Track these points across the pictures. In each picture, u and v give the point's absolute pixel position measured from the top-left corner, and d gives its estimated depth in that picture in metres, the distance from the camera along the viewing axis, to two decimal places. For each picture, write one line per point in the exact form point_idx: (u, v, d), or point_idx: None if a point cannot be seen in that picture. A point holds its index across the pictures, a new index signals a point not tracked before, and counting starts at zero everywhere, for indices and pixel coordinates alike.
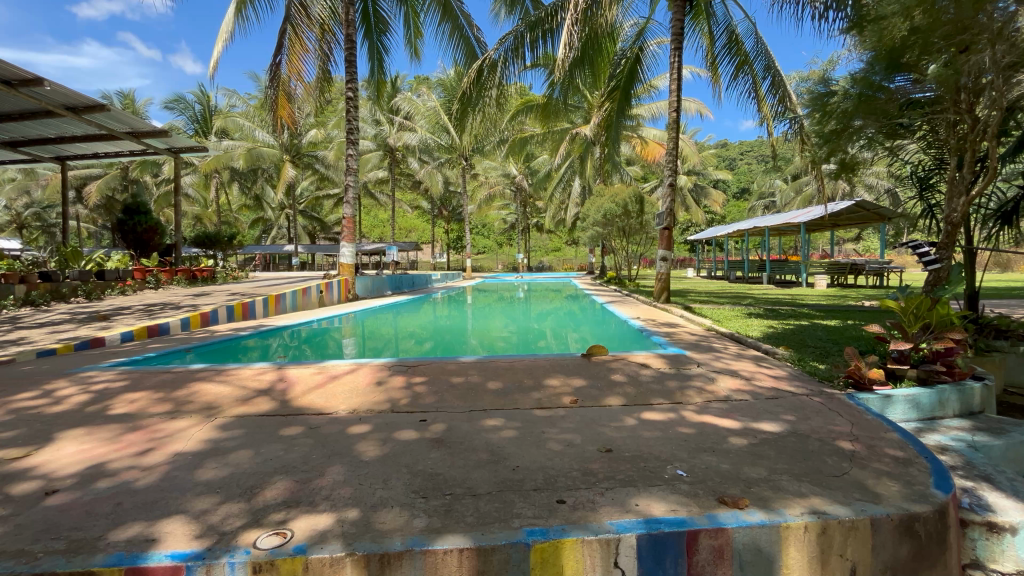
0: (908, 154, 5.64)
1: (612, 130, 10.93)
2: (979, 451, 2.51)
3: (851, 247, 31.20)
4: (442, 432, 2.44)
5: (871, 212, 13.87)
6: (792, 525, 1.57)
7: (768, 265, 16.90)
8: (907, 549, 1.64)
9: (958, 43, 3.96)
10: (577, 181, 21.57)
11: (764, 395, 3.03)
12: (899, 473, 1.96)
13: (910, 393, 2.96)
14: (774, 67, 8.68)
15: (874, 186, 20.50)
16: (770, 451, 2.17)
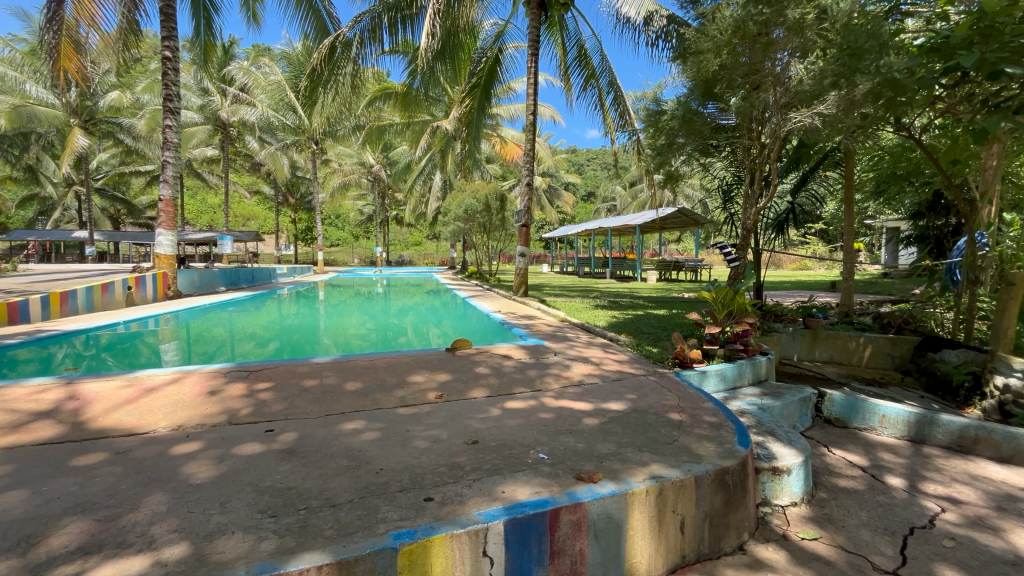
0: (715, 171, 6.80)
1: (472, 127, 11.09)
2: (765, 411, 3.14)
3: (673, 247, 36.56)
4: (294, 442, 2.20)
5: (689, 218, 16.40)
6: (636, 492, 1.76)
7: (610, 262, 18.90)
8: (720, 498, 1.97)
9: (751, 82, 4.87)
10: (438, 175, 21.43)
11: (611, 378, 3.37)
12: (714, 435, 2.34)
13: (719, 368, 3.57)
14: (616, 84, 9.69)
15: (690, 195, 24.25)
16: (617, 427, 2.42)
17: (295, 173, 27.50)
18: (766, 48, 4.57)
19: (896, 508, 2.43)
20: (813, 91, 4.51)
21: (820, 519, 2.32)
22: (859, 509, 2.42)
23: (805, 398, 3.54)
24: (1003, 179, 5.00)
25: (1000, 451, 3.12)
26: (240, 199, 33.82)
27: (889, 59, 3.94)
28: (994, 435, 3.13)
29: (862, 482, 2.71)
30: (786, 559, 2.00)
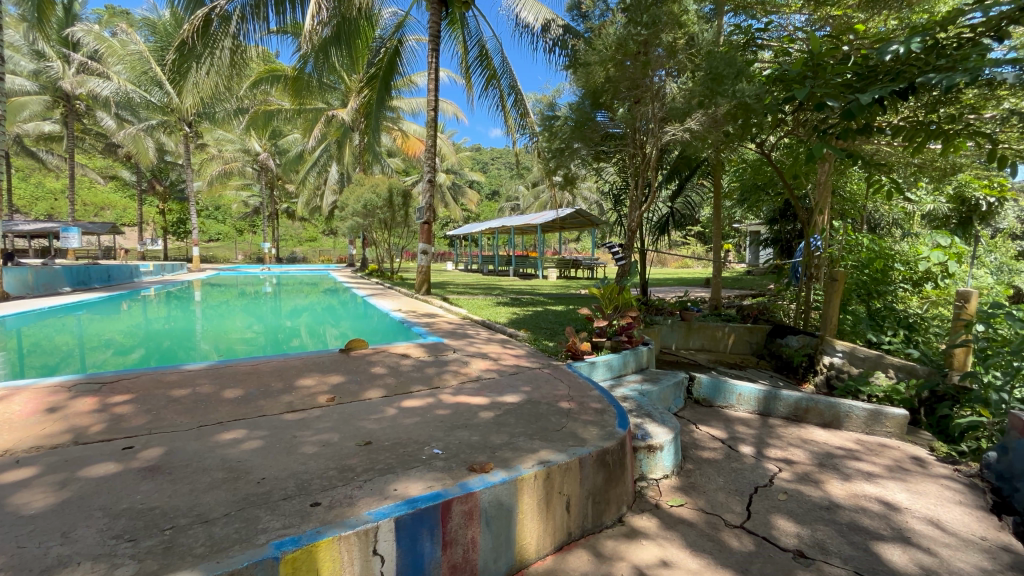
0: (607, 175, 7.29)
1: (371, 119, 10.70)
2: (644, 395, 3.47)
3: (573, 246, 38.42)
4: (158, 458, 1.98)
5: (585, 219, 17.33)
6: (525, 477, 1.87)
7: (513, 260, 19.40)
8: (601, 476, 2.16)
9: (634, 96, 5.30)
10: (334, 167, 20.27)
11: (508, 372, 3.49)
12: (597, 420, 2.54)
13: (606, 358, 3.87)
14: (516, 86, 9.97)
15: (588, 197, 25.64)
16: (510, 419, 2.52)
17: (163, 158, 24.27)
18: (646, 66, 5.00)
19: (745, 472, 2.84)
20: (684, 109, 4.91)
21: (686, 487, 2.63)
22: (717, 475, 2.79)
23: (678, 381, 3.97)
24: (831, 193, 6.00)
25: (823, 418, 3.79)
26: (91, 185, 29.03)
27: (742, 85, 4.59)
28: (819, 404, 3.80)
29: (720, 453, 3.12)
30: (657, 525, 2.25)
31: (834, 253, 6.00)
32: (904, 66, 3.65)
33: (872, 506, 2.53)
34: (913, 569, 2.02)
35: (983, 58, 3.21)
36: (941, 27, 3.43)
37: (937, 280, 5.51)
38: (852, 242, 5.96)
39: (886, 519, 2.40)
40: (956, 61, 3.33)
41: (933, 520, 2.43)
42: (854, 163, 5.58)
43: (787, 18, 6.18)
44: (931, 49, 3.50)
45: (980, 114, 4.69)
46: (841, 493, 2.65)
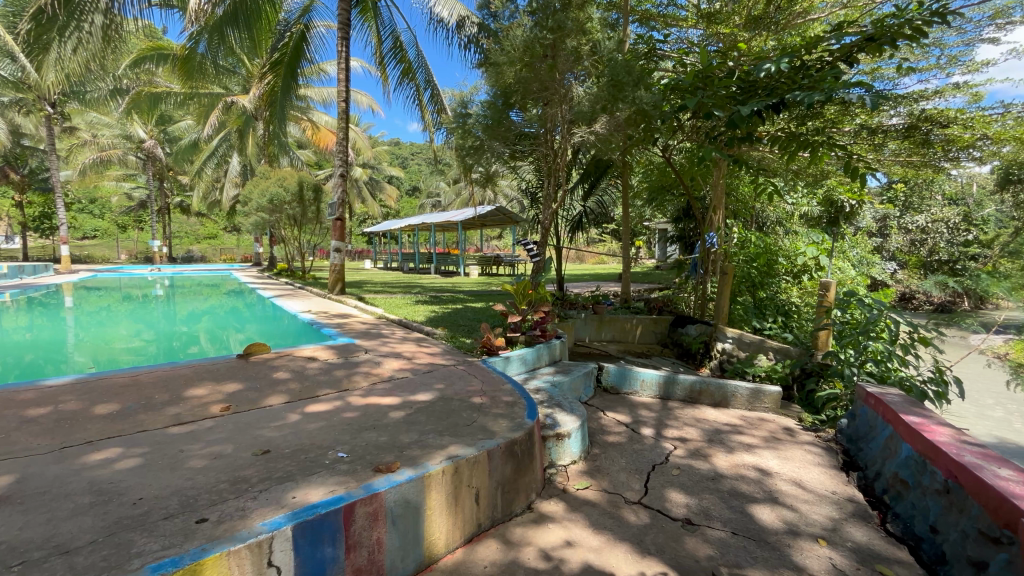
0: (523, 174, 7.43)
1: (276, 107, 10.01)
2: (555, 387, 3.62)
3: (496, 243, 38.73)
4: (7, 487, 1.73)
5: (506, 217, 17.53)
6: (433, 473, 1.88)
7: (434, 257, 19.18)
8: (509, 467, 2.23)
9: (543, 98, 5.47)
10: (236, 158, 18.70)
11: (421, 370, 3.47)
12: (508, 412, 2.61)
13: (520, 353, 3.97)
14: (433, 81, 9.84)
15: (509, 195, 25.93)
16: (421, 417, 2.52)
17: (19, 142, 20.86)
18: (553, 69, 5.19)
19: (645, 452, 3.07)
20: (589, 112, 5.16)
21: (592, 471, 2.80)
22: (620, 457, 2.99)
23: (588, 371, 4.18)
24: (725, 194, 6.58)
25: (714, 398, 4.20)
26: None
27: (641, 92, 4.99)
28: (710, 386, 4.20)
29: (624, 436, 3.35)
30: (563, 509, 2.37)
31: (728, 249, 6.36)
32: (776, 83, 4.10)
33: (749, 473, 2.86)
34: (778, 524, 2.32)
35: (837, 80, 3.71)
36: (805, 50, 3.92)
37: (814, 272, 6.17)
38: (744, 239, 6.44)
39: (760, 484, 2.73)
40: (816, 81, 3.83)
41: (796, 480, 2.80)
42: (742, 168, 6.16)
43: (683, 32, 6.71)
44: (797, 69, 3.96)
45: (838, 127, 5.39)
46: (725, 465, 2.96)
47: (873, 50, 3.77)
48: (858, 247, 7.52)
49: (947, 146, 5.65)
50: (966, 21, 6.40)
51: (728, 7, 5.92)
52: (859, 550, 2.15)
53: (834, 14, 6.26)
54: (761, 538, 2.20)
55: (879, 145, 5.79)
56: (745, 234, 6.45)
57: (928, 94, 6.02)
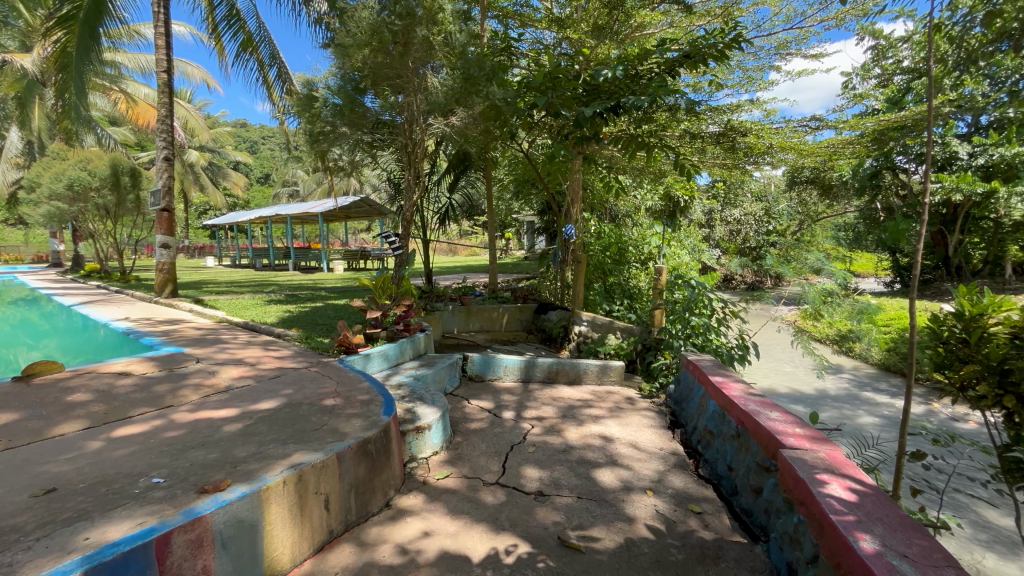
0: (383, 162, 7.14)
1: (72, 73, 8.20)
2: (418, 380, 3.59)
3: (364, 237, 36.83)
4: None
5: (372, 208, 16.71)
6: (270, 486, 1.73)
7: (292, 253, 17.58)
8: (362, 467, 2.16)
9: (395, 86, 5.33)
10: (16, 132, 14.91)
11: (267, 377, 3.16)
12: (362, 411, 2.52)
13: (381, 349, 3.85)
14: (279, 58, 8.94)
15: (377, 186, 24.78)
16: (263, 427, 2.30)
17: None
18: (404, 56, 5.05)
19: (504, 434, 3.22)
20: (444, 104, 5.19)
21: (453, 459, 2.85)
22: (480, 443, 3.08)
23: (452, 362, 4.22)
24: (581, 189, 7.06)
25: (569, 376, 4.55)
26: None
27: (493, 88, 5.16)
28: (565, 366, 4.54)
29: (486, 422, 3.46)
30: (422, 501, 2.38)
31: (585, 240, 6.96)
32: (615, 87, 4.51)
33: (595, 441, 3.17)
34: (616, 483, 2.62)
35: (661, 89, 4.21)
36: (638, 62, 4.39)
37: (657, 259, 6.86)
38: (600, 231, 7.03)
39: (603, 450, 3.04)
40: (645, 89, 4.31)
41: (633, 443, 3.18)
42: (595, 165, 6.66)
43: (539, 32, 7.05)
44: (631, 75, 4.40)
45: (668, 131, 6.14)
46: (575, 437, 3.24)
47: (690, 66, 4.37)
48: (691, 237, 8.67)
49: (748, 152, 6.82)
50: (760, 49, 7.79)
51: (577, 14, 6.34)
52: (677, 494, 2.53)
53: (664, 31, 7.10)
54: (601, 498, 2.46)
55: (700, 148, 6.73)
56: (600, 225, 7.07)
57: (734, 108, 7.21)
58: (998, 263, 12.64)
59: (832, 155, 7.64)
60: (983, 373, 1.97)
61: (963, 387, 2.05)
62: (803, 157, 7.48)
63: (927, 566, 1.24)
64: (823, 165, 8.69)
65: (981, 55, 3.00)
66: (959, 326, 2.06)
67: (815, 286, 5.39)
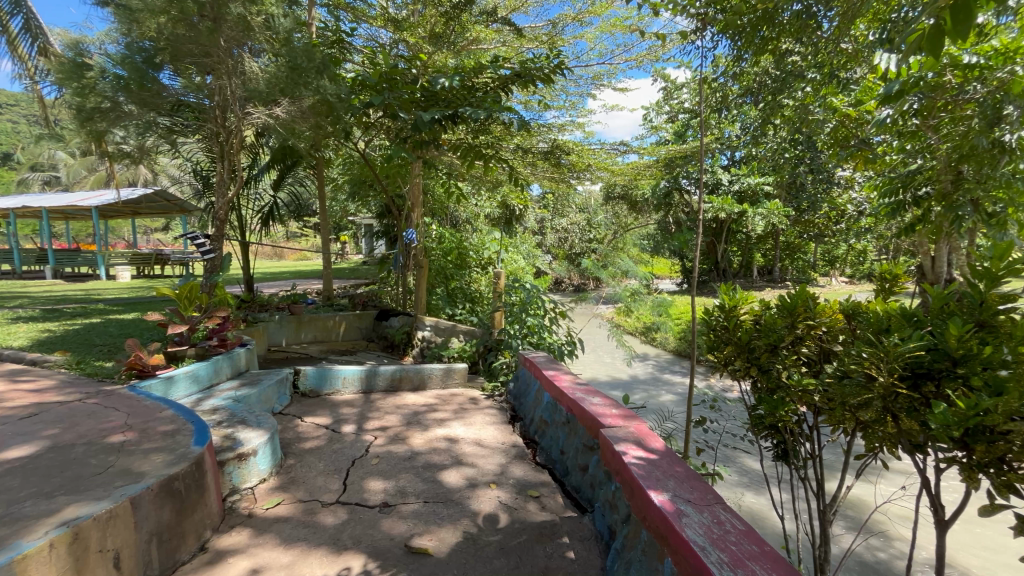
0: (186, 151, 6.08)
1: None
2: (240, 402, 3.16)
3: (161, 238, 30.85)
4: None
5: (172, 204, 14.11)
6: (30, 554, 1.36)
7: (52, 256, 13.79)
8: (168, 510, 1.82)
9: (203, 66, 4.62)
10: None
11: (14, 417, 2.43)
12: (166, 443, 2.12)
13: (189, 370, 3.28)
14: (25, 5, 6.95)
15: (178, 178, 20.97)
16: (13, 481, 1.78)
17: None
18: (213, 31, 4.37)
19: (344, 450, 3.04)
20: (266, 93, 4.66)
21: (286, 484, 2.59)
22: (317, 462, 2.86)
23: (281, 378, 3.82)
24: (421, 194, 7.05)
25: (413, 382, 4.50)
26: None
27: (324, 82, 4.84)
28: (408, 373, 4.48)
29: (323, 439, 3.22)
30: (247, 537, 2.11)
31: (427, 244, 7.03)
32: (453, 96, 4.61)
33: (440, 444, 3.20)
34: (461, 482, 2.69)
35: (496, 104, 4.46)
36: (473, 75, 4.57)
37: (496, 264, 7.20)
38: (441, 235, 7.16)
39: (449, 451, 3.09)
40: (481, 101, 4.49)
41: (477, 441, 3.30)
42: (435, 170, 6.68)
43: (374, 29, 6.84)
44: (468, 86, 4.57)
45: (504, 144, 6.50)
46: (420, 443, 3.22)
47: (521, 85, 4.72)
48: (527, 242, 9.31)
49: (572, 168, 7.62)
50: (579, 77, 8.77)
51: (414, 18, 6.31)
52: (517, 483, 2.71)
53: (497, 48, 7.50)
54: (447, 499, 2.50)
55: (531, 162, 7.28)
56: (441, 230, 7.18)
57: (559, 127, 7.98)
58: (748, 267, 16.43)
59: (636, 176, 8.97)
60: (738, 351, 2.54)
61: (726, 363, 2.63)
62: (614, 176, 8.64)
63: (703, 506, 1.56)
64: (631, 183, 10.17)
65: (731, 102, 3.86)
66: (723, 316, 2.66)
67: (625, 286, 6.28)
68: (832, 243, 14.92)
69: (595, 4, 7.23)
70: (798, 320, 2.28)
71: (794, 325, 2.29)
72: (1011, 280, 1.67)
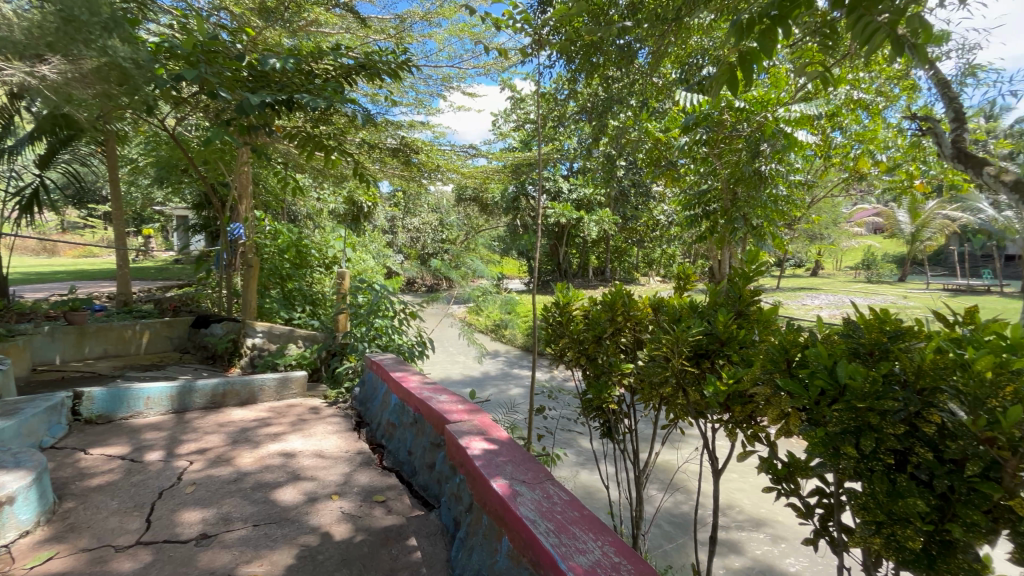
0: None
1: None
2: None
3: None
4: None
5: None
6: None
7: None
8: None
9: None
10: None
11: None
12: None
13: None
14: None
15: None
16: None
17: None
18: None
19: (149, 482, 2.57)
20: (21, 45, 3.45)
21: (62, 532, 2.09)
22: (109, 500, 2.37)
23: (53, 404, 3.06)
24: (249, 184, 6.26)
25: (240, 397, 4.00)
26: None
27: (116, 43, 3.81)
28: (234, 386, 3.97)
29: (118, 472, 2.68)
30: None
31: (258, 241, 6.29)
32: (288, 80, 4.21)
33: (274, 461, 2.91)
34: (298, 498, 2.49)
35: (337, 94, 4.20)
36: (311, 59, 4.25)
37: (341, 263, 6.83)
38: (276, 231, 6.48)
39: (284, 467, 2.83)
40: (320, 89, 4.19)
41: (318, 452, 3.08)
42: (268, 159, 6.01)
43: None
44: (305, 71, 4.23)
45: (348, 137, 6.14)
46: (250, 462, 2.88)
47: (366, 77, 4.53)
48: (376, 241, 8.95)
49: (423, 167, 7.56)
50: (428, 77, 8.74)
51: None
52: (362, 490, 2.61)
53: (339, 34, 7.06)
54: (281, 518, 2.29)
55: (379, 158, 7.01)
56: (276, 225, 6.50)
57: (407, 126, 7.84)
58: (585, 268, 18.25)
59: (484, 180, 9.27)
60: (571, 343, 2.84)
61: (560, 353, 2.91)
62: (464, 178, 8.82)
63: (536, 484, 1.72)
64: (481, 187, 10.50)
65: (567, 119, 4.26)
66: (558, 311, 2.94)
67: (475, 286, 6.47)
68: (650, 248, 17.42)
69: (443, 7, 7.27)
70: (617, 314, 2.65)
71: (614, 318, 2.65)
72: (758, 279, 2.19)
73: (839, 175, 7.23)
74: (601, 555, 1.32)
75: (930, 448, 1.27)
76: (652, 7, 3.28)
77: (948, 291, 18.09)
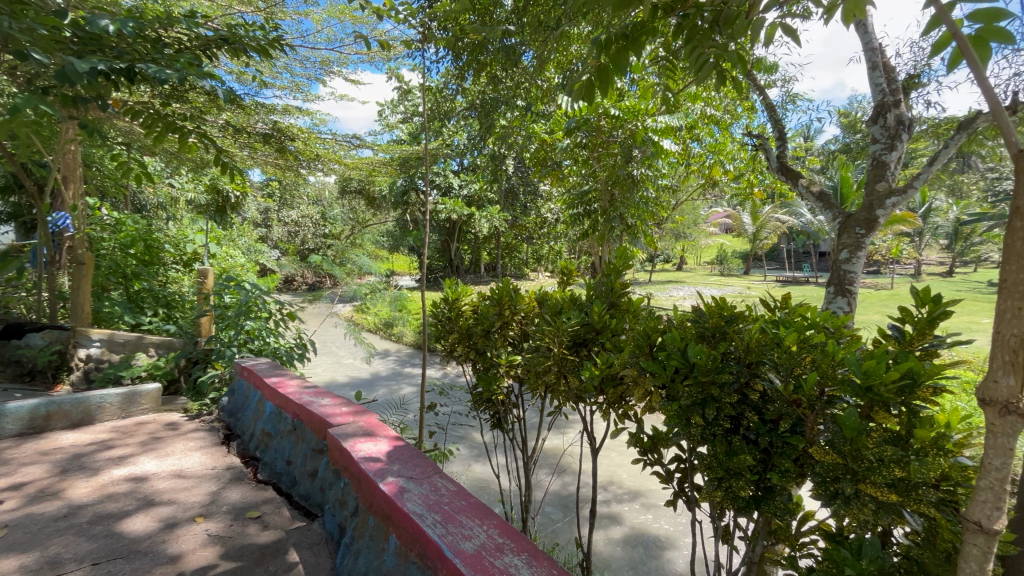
0: None
1: None
2: None
3: None
4: None
5: None
6: None
7: None
8: None
9: None
10: None
11: None
12: None
13: None
14: None
15: None
16: None
17: None
18: None
19: None
20: None
21: None
22: None
23: None
24: (77, 166, 5.25)
25: (70, 418, 3.37)
26: None
27: None
28: (62, 406, 3.33)
29: None
30: None
31: (93, 233, 5.32)
32: (128, 47, 3.60)
33: (120, 487, 2.52)
34: (152, 526, 2.19)
35: (193, 67, 3.69)
36: (158, 25, 3.68)
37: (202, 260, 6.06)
38: (116, 222, 5.54)
39: (133, 494, 2.47)
40: (171, 61, 3.65)
41: (176, 472, 2.73)
42: (104, 138, 5.09)
43: None
44: (151, 38, 3.67)
45: (208, 117, 5.43)
46: (86, 492, 2.45)
47: (230, 52, 4.04)
48: (245, 235, 8.08)
49: (300, 156, 6.97)
50: (305, 59, 8.08)
51: None
52: (232, 508, 2.38)
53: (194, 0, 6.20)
54: (130, 551, 2.00)
55: (247, 144, 6.32)
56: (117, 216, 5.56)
57: (281, 109, 7.17)
58: (476, 264, 18.33)
59: (370, 172, 8.84)
60: (460, 337, 2.86)
61: (450, 348, 2.93)
62: (348, 169, 8.33)
63: (423, 479, 1.72)
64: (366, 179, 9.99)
65: (456, 114, 4.24)
66: (446, 307, 2.95)
67: (362, 283, 6.16)
68: (538, 245, 18.06)
69: None
70: (504, 307, 2.73)
71: (501, 311, 2.73)
72: (627, 272, 2.42)
73: (697, 181, 8.16)
74: (486, 538, 1.38)
75: (756, 411, 1.52)
76: (536, 11, 3.41)
77: (778, 281, 21.60)
